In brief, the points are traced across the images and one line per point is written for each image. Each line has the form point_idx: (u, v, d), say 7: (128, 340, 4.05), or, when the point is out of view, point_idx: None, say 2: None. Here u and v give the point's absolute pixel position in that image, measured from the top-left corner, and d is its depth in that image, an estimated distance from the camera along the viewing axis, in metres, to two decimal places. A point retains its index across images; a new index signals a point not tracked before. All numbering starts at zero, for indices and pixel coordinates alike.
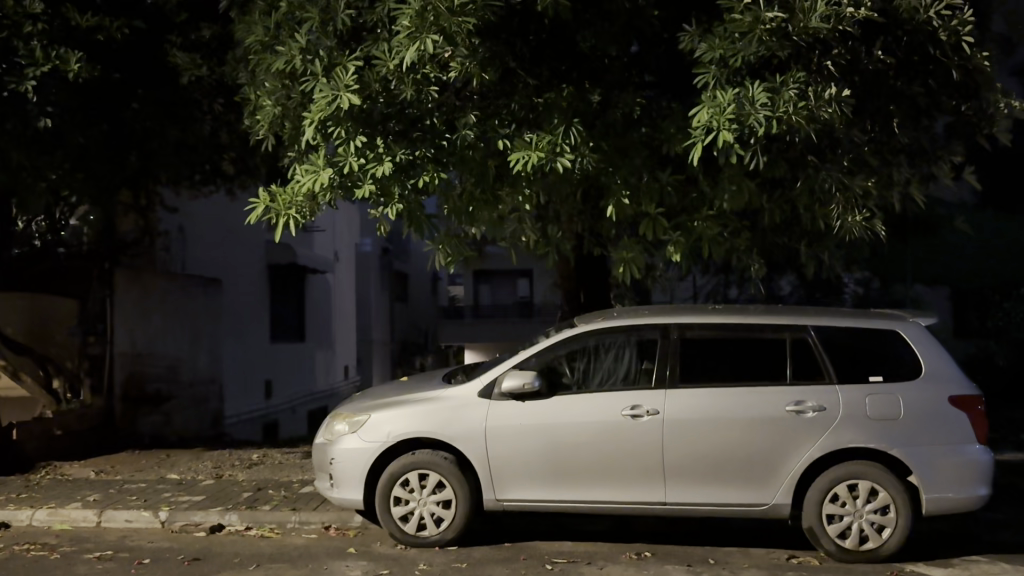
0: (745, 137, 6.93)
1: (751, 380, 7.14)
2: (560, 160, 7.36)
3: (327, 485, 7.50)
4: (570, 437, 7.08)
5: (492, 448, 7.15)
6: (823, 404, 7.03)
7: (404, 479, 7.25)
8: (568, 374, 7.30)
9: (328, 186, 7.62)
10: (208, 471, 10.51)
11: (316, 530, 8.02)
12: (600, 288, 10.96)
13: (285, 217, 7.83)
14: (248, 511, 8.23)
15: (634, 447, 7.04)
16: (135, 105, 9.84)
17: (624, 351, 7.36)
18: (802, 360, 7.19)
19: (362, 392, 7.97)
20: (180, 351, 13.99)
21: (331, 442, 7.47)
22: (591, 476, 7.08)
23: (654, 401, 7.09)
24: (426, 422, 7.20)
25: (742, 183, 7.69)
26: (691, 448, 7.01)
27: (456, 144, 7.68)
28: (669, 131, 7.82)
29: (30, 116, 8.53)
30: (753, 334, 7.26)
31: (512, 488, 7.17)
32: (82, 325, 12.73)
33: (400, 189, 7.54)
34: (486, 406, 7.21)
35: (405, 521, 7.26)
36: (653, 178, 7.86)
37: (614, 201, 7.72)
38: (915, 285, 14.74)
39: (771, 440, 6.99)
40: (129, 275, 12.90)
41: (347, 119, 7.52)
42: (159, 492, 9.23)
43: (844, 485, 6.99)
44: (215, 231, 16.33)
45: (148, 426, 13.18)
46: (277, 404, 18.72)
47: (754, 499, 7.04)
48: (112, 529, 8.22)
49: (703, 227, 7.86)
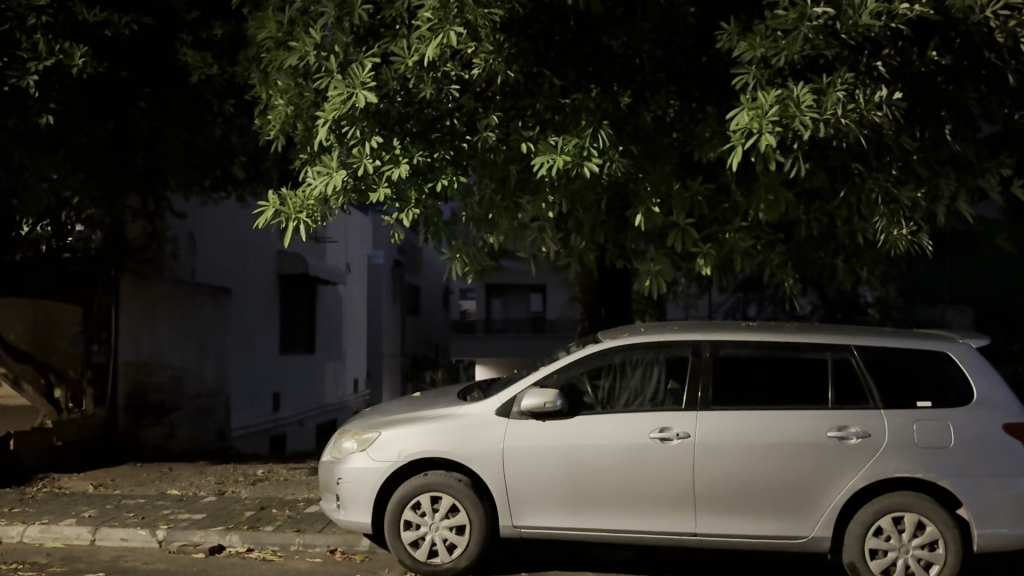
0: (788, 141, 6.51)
1: (791, 403, 6.66)
2: (588, 164, 6.92)
3: (333, 507, 7.06)
4: (593, 460, 6.61)
5: (509, 471, 6.69)
6: (867, 430, 6.54)
7: (415, 503, 6.80)
8: (590, 393, 6.84)
9: (341, 190, 7.19)
10: (210, 487, 10.07)
11: (321, 554, 7.56)
12: (622, 303, 10.52)
13: (296, 221, 7.38)
14: (249, 532, 7.77)
15: (663, 473, 6.56)
16: (141, 104, 9.56)
17: (652, 369, 6.89)
18: (844, 382, 6.71)
19: (371, 408, 7.54)
20: (185, 364, 13.95)
21: (339, 461, 7.03)
22: (615, 502, 6.60)
23: (684, 423, 6.62)
24: (439, 441, 6.75)
25: (782, 194, 7.15)
26: (724, 475, 6.53)
27: (476, 147, 7.37)
28: (704, 136, 7.39)
29: (31, 113, 8.30)
30: (792, 353, 6.79)
31: (531, 515, 6.69)
32: (85, 333, 12.39)
33: (417, 194, 7.09)
34: (504, 425, 6.75)
35: (415, 547, 6.80)
36: (684, 186, 7.41)
37: (642, 212, 7.17)
38: (942, 305, 14.27)
39: (811, 468, 6.51)
40: (134, 281, 12.68)
41: (362, 118, 7.14)
42: (158, 509, 8.78)
43: (888, 518, 6.49)
44: (225, 238, 15.93)
45: (152, 438, 12.79)
46: (285, 417, 18.30)
47: (790, 531, 6.55)
48: (107, 548, 7.77)
49: (736, 239, 7.38)
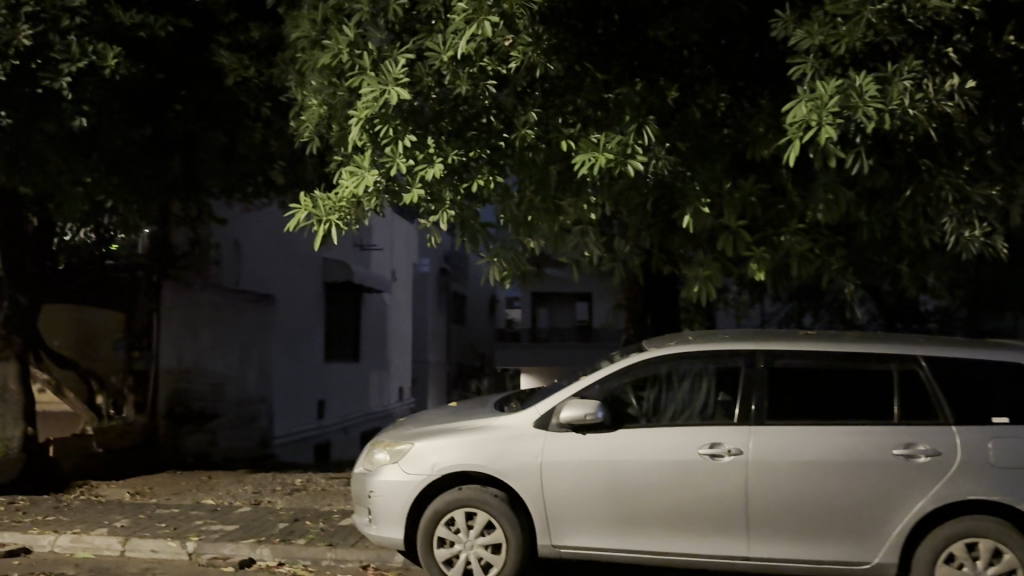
0: (851, 134, 6.10)
1: (853, 418, 6.18)
2: (632, 162, 6.55)
3: (365, 521, 6.77)
4: (638, 476, 6.20)
5: (548, 488, 6.31)
6: (937, 448, 6.03)
7: (449, 518, 6.46)
8: (634, 405, 6.44)
9: (373, 191, 7.03)
10: (247, 497, 9.88)
11: (353, 569, 7.27)
12: (670, 310, 10.11)
13: (328, 223, 7.14)
14: (281, 546, 7.52)
15: (714, 492, 6.12)
16: (178, 107, 9.44)
17: (701, 380, 6.46)
18: (911, 395, 6.20)
19: (407, 418, 7.23)
20: (229, 371, 13.62)
21: (371, 473, 6.73)
22: (662, 522, 6.18)
23: (736, 439, 6.19)
24: (475, 454, 6.40)
25: (840, 192, 6.77)
26: (781, 496, 6.07)
27: (514, 145, 7.07)
28: (758, 131, 6.97)
29: (65, 116, 8.17)
30: (854, 364, 6.31)
31: (571, 534, 6.31)
32: (127, 340, 12.69)
33: (452, 194, 6.83)
34: (543, 438, 6.38)
35: (449, 565, 6.45)
36: (736, 186, 6.98)
37: (690, 211, 6.73)
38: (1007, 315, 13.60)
39: (876, 489, 6.02)
40: (177, 284, 12.82)
41: (395, 116, 6.87)
42: (191, 519, 8.59)
43: (960, 544, 5.95)
44: (269, 245, 15.81)
45: (192, 446, 12.54)
46: (330, 425, 18.12)
47: (852, 557, 6.06)
48: (136, 560, 7.58)
49: (791, 241, 6.96)
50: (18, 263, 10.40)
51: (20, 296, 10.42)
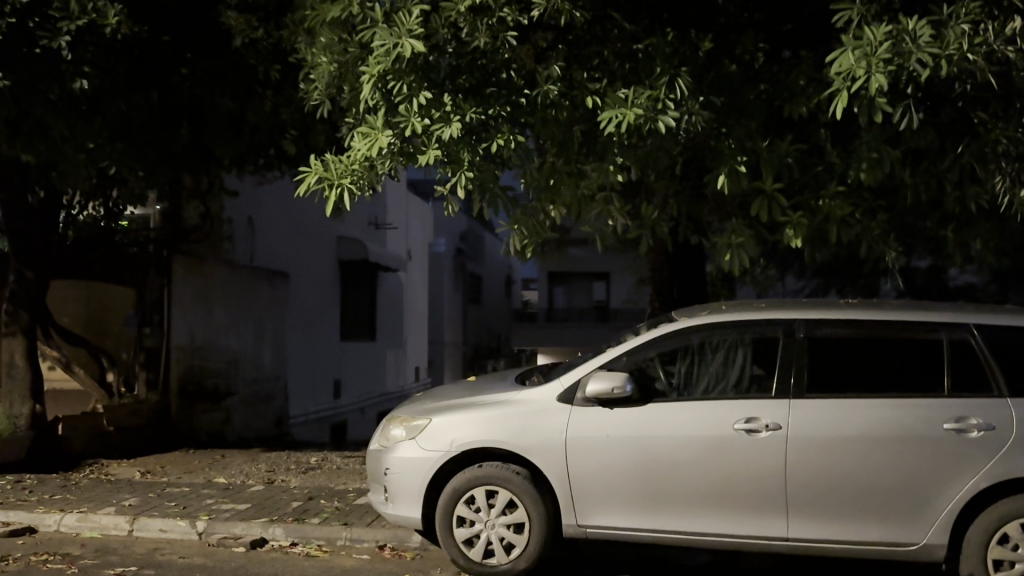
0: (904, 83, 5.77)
1: (899, 391, 5.79)
2: (663, 118, 6.20)
3: (380, 500, 6.44)
4: (669, 452, 5.84)
5: (574, 466, 5.96)
6: (991, 422, 5.63)
7: (468, 497, 6.13)
8: (663, 379, 6.09)
9: (387, 153, 6.67)
10: (260, 475, 9.61)
11: (369, 550, 6.95)
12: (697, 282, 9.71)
13: (339, 187, 6.72)
14: (294, 525, 7.23)
15: (751, 468, 5.75)
16: (183, 70, 9.21)
17: (736, 351, 6.08)
18: (962, 367, 5.79)
19: (423, 392, 6.90)
20: (243, 349, 13.38)
21: (386, 449, 6.41)
22: (694, 501, 5.82)
23: (775, 413, 5.81)
24: (496, 429, 6.06)
25: (885, 151, 6.42)
26: (822, 473, 5.69)
27: (536, 102, 6.70)
28: (797, 82, 6.72)
29: (65, 77, 7.97)
30: (902, 333, 5.91)
31: (597, 514, 5.96)
32: (139, 315, 11.96)
33: (470, 155, 6.46)
34: (567, 413, 6.03)
35: (469, 546, 6.13)
36: (772, 147, 6.56)
37: (726, 171, 6.34)
38: None
39: (925, 465, 5.62)
40: (188, 264, 12.23)
41: (409, 72, 6.48)
42: (201, 498, 8.31)
43: (1017, 524, 5.54)
44: (284, 219, 15.48)
45: (207, 424, 12.41)
46: (346, 405, 17.88)
47: (898, 538, 5.67)
48: (145, 539, 7.32)
49: (830, 205, 6.57)
50: (23, 237, 10.12)
51: (26, 271, 10.19)
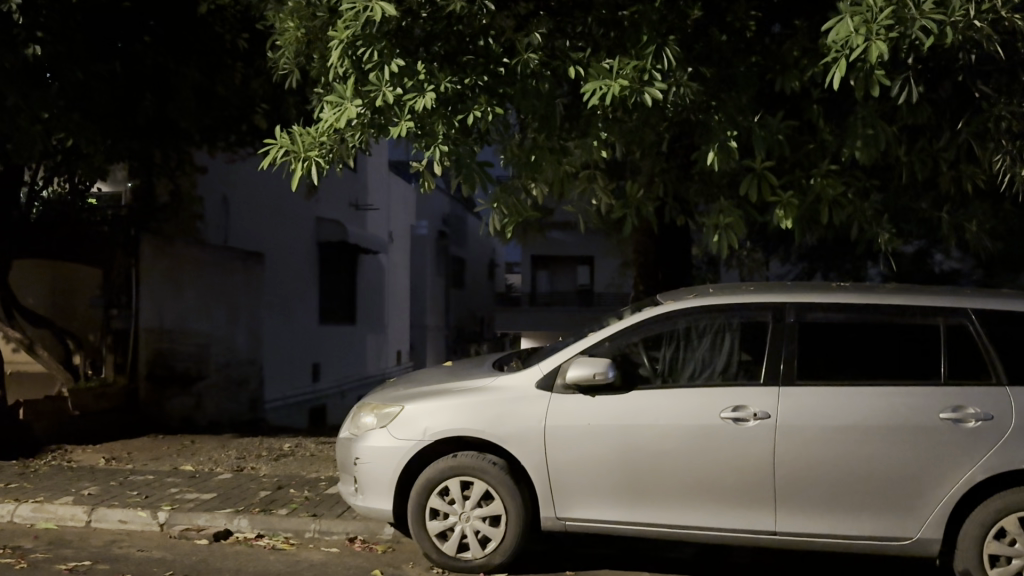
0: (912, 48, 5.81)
1: (894, 378, 5.52)
2: (650, 90, 5.88)
3: (350, 491, 6.12)
4: (652, 442, 5.55)
5: (553, 456, 5.67)
6: (989, 411, 5.38)
7: (443, 488, 5.83)
8: (646, 365, 5.78)
9: (358, 125, 6.29)
10: (229, 462, 9.27)
11: (339, 542, 6.64)
12: (681, 265, 9.43)
13: (307, 161, 6.42)
14: (260, 516, 6.91)
15: (738, 459, 5.47)
16: (146, 38, 8.93)
17: (723, 338, 5.77)
18: (960, 354, 5.53)
19: (398, 378, 6.59)
20: (215, 331, 12.87)
21: (356, 438, 6.08)
22: (678, 493, 5.54)
23: (763, 401, 5.53)
24: (471, 417, 5.75)
25: (881, 127, 6.15)
26: (812, 465, 5.43)
27: (516, 71, 6.36)
28: (791, 55, 6.47)
29: (17, 41, 7.58)
30: (898, 319, 5.63)
31: (577, 506, 5.67)
32: (106, 297, 11.71)
33: (445, 128, 6.12)
34: (546, 400, 5.73)
35: (443, 539, 5.83)
36: (763, 123, 6.28)
37: (716, 146, 6.05)
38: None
39: (920, 456, 5.37)
40: (157, 244, 11.84)
41: (380, 38, 6.21)
42: (165, 486, 7.97)
43: (1014, 518, 5.29)
44: (261, 199, 15.02)
45: (178, 408, 11.99)
46: (325, 389, 17.52)
47: (890, 532, 5.42)
48: (103, 531, 6.97)
49: (822, 184, 6.30)
50: None
51: None
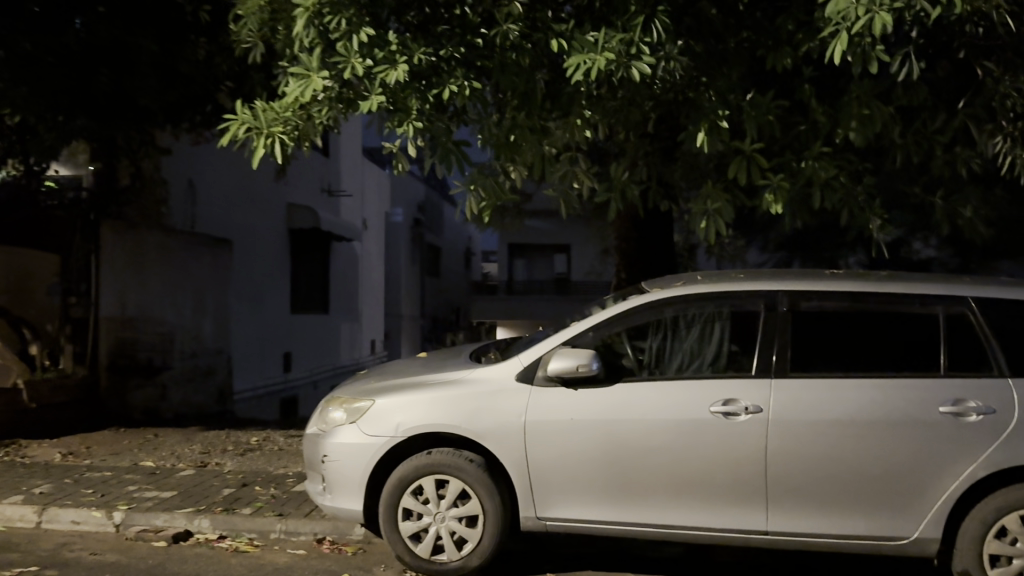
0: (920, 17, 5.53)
1: (891, 370, 5.25)
2: (638, 64, 5.59)
3: (318, 490, 5.75)
4: (638, 437, 5.24)
5: (533, 453, 5.34)
6: (991, 405, 5.12)
7: (417, 487, 5.49)
8: (630, 355, 5.48)
9: (326, 100, 6.09)
10: (193, 457, 8.86)
11: (306, 543, 6.29)
12: (664, 251, 9.12)
13: (271, 137, 6.06)
14: (223, 515, 6.53)
15: (727, 455, 5.18)
16: (101, 9, 8.57)
17: (713, 326, 5.49)
18: (959, 344, 5.27)
19: (369, 370, 6.24)
20: (181, 323, 11.97)
21: (324, 434, 5.72)
22: (665, 491, 5.24)
23: (755, 394, 5.24)
24: (447, 411, 5.40)
25: (876, 106, 5.89)
26: (807, 460, 5.14)
27: (494, 44, 6.14)
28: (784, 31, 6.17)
29: None
30: (895, 307, 5.37)
31: (557, 505, 5.35)
32: (63, 284, 11.27)
33: (419, 103, 5.78)
34: (526, 394, 5.40)
35: (417, 541, 5.49)
36: (753, 101, 5.97)
37: (706, 129, 5.75)
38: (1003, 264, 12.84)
39: (919, 452, 5.11)
40: (117, 227, 11.33)
41: (348, 6, 5.91)
42: (123, 484, 7.55)
43: (1016, 516, 5.05)
44: (229, 183, 14.55)
45: (140, 401, 11.29)
46: (297, 379, 17.07)
47: (888, 531, 5.15)
48: (54, 532, 6.56)
49: (814, 167, 6.02)
50: None
51: None
